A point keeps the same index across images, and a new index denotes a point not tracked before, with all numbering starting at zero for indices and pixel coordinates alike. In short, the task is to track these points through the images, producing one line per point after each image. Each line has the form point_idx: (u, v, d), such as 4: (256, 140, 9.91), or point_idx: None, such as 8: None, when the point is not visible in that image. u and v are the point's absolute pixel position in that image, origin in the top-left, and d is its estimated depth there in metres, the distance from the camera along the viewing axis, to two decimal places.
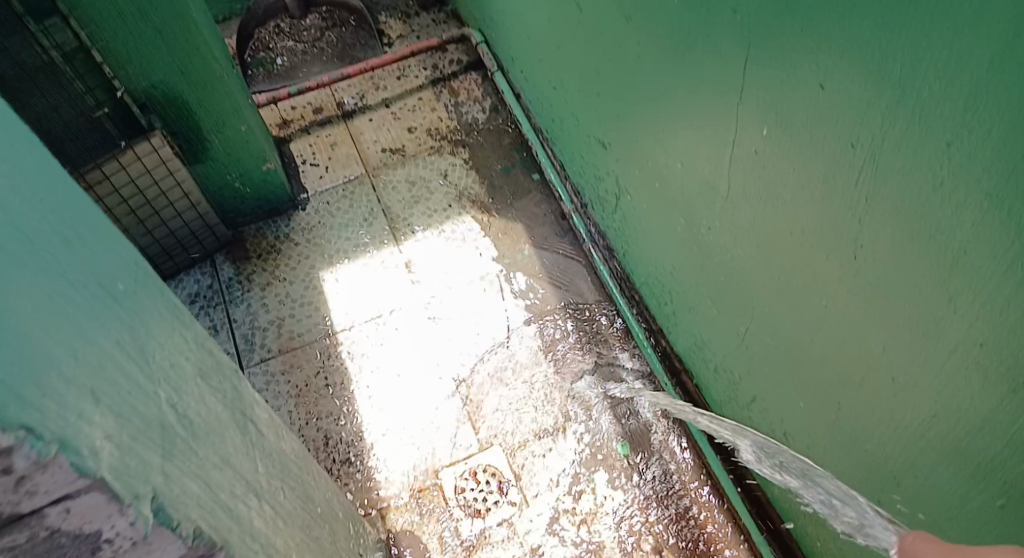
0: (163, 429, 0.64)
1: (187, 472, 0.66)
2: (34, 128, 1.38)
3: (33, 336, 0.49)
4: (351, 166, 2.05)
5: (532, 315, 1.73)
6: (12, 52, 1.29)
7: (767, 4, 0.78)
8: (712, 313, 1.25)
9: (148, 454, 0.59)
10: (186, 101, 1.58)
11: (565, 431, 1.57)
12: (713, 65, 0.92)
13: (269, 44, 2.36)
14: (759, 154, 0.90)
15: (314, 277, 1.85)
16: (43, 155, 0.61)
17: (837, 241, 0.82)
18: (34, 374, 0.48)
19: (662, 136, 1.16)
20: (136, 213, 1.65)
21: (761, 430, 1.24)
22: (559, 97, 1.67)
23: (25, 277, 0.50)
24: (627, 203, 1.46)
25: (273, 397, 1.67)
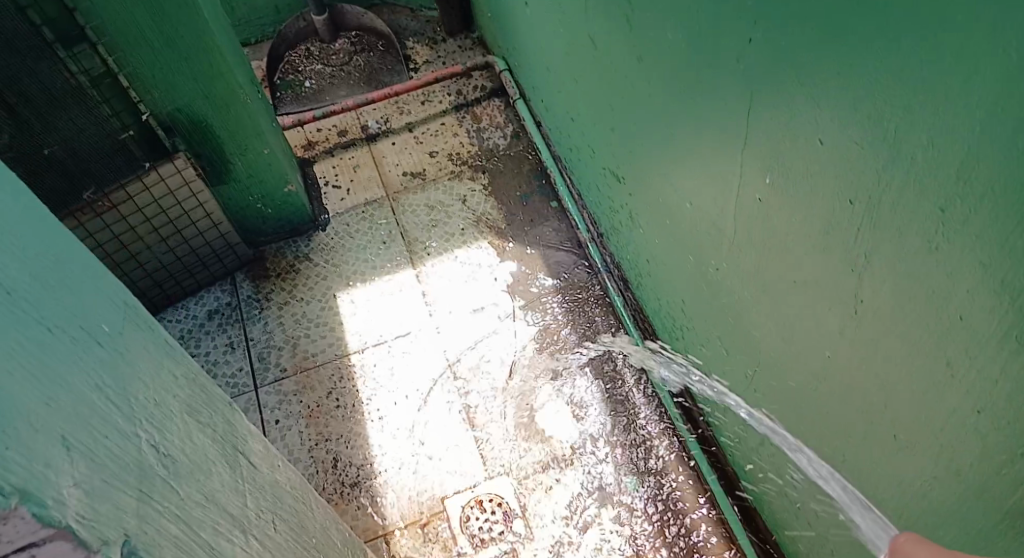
0: (142, 472, 0.60)
1: (190, 499, 0.67)
2: (61, 149, 1.47)
3: (10, 375, 0.47)
4: (372, 189, 2.12)
5: (544, 342, 1.78)
6: (42, 77, 1.37)
7: (767, 59, 0.82)
8: (721, 352, 1.29)
9: (123, 498, 0.56)
10: (210, 124, 1.67)
11: (572, 463, 1.60)
12: (720, 111, 0.97)
13: (299, 67, 2.46)
14: (763, 201, 0.93)
15: (330, 297, 1.90)
16: (29, 195, 0.57)
17: (837, 295, 0.84)
18: (14, 414, 0.46)
19: (673, 175, 1.21)
20: (159, 231, 1.74)
21: (769, 470, 1.27)
22: (576, 128, 1.73)
23: (63, 295, 0.57)
24: (640, 235, 1.52)
25: (284, 416, 1.72)
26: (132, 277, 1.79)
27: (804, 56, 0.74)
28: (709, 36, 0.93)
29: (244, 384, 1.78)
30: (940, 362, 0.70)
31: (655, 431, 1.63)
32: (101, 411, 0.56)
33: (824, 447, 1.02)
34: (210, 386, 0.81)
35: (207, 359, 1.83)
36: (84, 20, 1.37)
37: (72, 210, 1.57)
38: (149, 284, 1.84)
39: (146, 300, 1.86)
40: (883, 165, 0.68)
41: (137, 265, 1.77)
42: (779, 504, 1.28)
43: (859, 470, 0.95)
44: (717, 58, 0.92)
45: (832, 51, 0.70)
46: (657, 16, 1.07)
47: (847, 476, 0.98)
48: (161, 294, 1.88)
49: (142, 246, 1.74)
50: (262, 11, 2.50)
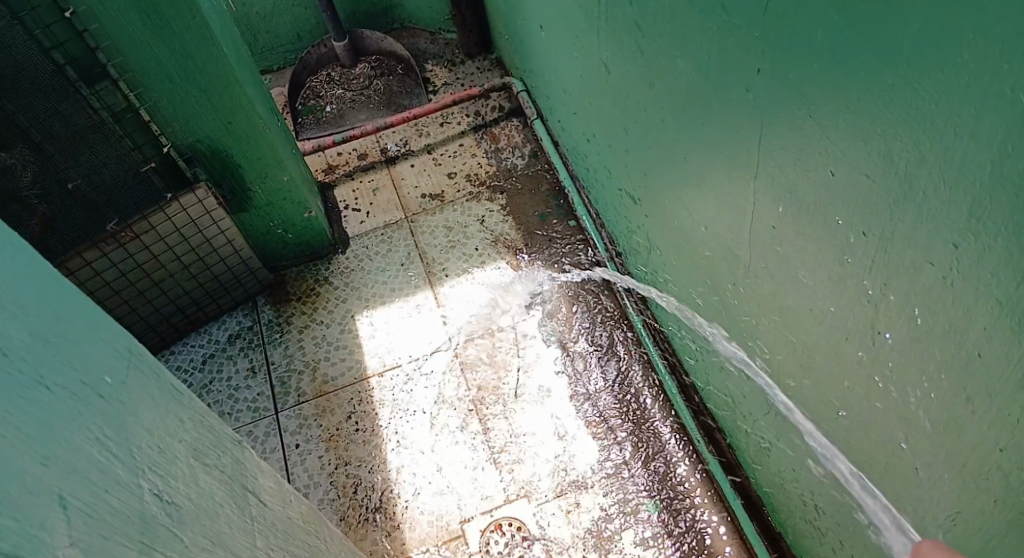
0: (144, 524, 0.60)
1: (195, 544, 0.67)
2: (84, 184, 1.50)
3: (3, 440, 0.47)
4: (391, 211, 2.13)
5: (563, 363, 1.76)
6: (65, 114, 1.41)
7: (774, 86, 0.80)
8: (741, 377, 1.26)
9: (122, 552, 0.56)
10: (231, 154, 1.68)
11: (592, 487, 1.57)
12: (731, 138, 0.95)
13: (320, 92, 2.49)
14: (776, 229, 0.91)
15: (349, 320, 1.91)
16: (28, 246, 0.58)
17: (853, 328, 0.81)
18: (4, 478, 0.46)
19: (687, 199, 1.19)
20: (181, 259, 1.77)
21: (793, 499, 1.23)
22: (592, 149, 1.72)
23: (66, 350, 0.58)
24: (657, 256, 1.50)
25: (304, 440, 1.72)
26: (156, 304, 1.81)
27: (812, 86, 0.73)
28: (718, 64, 0.92)
29: (266, 408, 1.79)
30: (957, 397, 0.67)
31: (676, 454, 1.60)
32: (102, 465, 0.57)
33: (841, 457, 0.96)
34: (219, 426, 0.81)
35: (229, 384, 1.84)
36: (105, 57, 1.40)
37: (96, 241, 1.59)
38: (173, 310, 1.86)
39: (169, 326, 1.89)
40: (893, 197, 0.66)
41: (160, 293, 1.80)
42: (804, 533, 1.24)
43: (878, 490, 0.90)
44: (727, 86, 0.91)
45: (839, 82, 0.68)
46: (667, 42, 1.06)
47: (863, 486, 0.92)
48: (184, 318, 1.90)
49: (165, 273, 1.77)
50: (284, 39, 2.54)
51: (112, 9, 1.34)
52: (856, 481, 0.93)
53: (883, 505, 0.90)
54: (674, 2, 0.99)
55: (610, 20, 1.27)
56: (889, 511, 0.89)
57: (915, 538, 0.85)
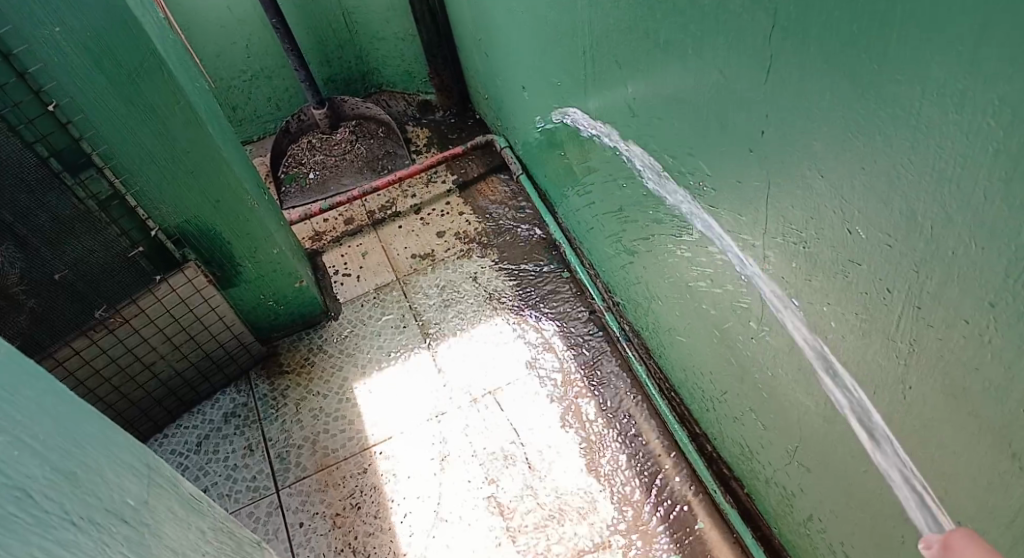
0: None
1: None
2: (71, 273, 1.46)
3: None
4: (382, 273, 2.10)
5: (568, 420, 1.72)
6: (50, 206, 1.37)
7: (778, 148, 0.81)
8: (757, 426, 1.24)
9: None
10: (218, 232, 1.66)
11: (610, 546, 1.53)
12: (733, 194, 0.95)
13: (302, 159, 2.48)
14: (789, 283, 0.90)
15: (346, 389, 1.86)
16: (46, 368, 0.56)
17: (878, 380, 0.80)
18: None
19: (688, 252, 1.20)
20: (172, 340, 1.72)
21: (823, 550, 1.20)
22: (584, 201, 1.72)
23: (90, 478, 0.55)
24: (659, 307, 1.49)
25: (308, 518, 1.66)
26: (148, 388, 1.76)
27: (821, 148, 0.75)
28: (717, 124, 0.93)
29: (266, 487, 1.72)
30: (1001, 453, 0.67)
31: (693, 506, 1.56)
32: None
33: (872, 424, 0.85)
34: (240, 531, 0.78)
35: (226, 465, 1.77)
36: (90, 146, 1.38)
37: (84, 329, 1.54)
38: (164, 393, 1.80)
39: (161, 409, 1.82)
40: (920, 253, 0.67)
41: (151, 377, 1.74)
42: None
43: (905, 464, 0.82)
44: (728, 146, 0.93)
45: (853, 145, 0.70)
46: (659, 104, 1.08)
47: (891, 459, 0.84)
48: (176, 401, 1.84)
49: (156, 356, 1.72)
50: (261, 110, 2.55)
51: (98, 100, 1.34)
52: (883, 450, 0.85)
53: (908, 484, 0.83)
54: (666, 66, 1.01)
55: (596, 81, 1.29)
56: (917, 493, 0.82)
57: (946, 524, 0.79)
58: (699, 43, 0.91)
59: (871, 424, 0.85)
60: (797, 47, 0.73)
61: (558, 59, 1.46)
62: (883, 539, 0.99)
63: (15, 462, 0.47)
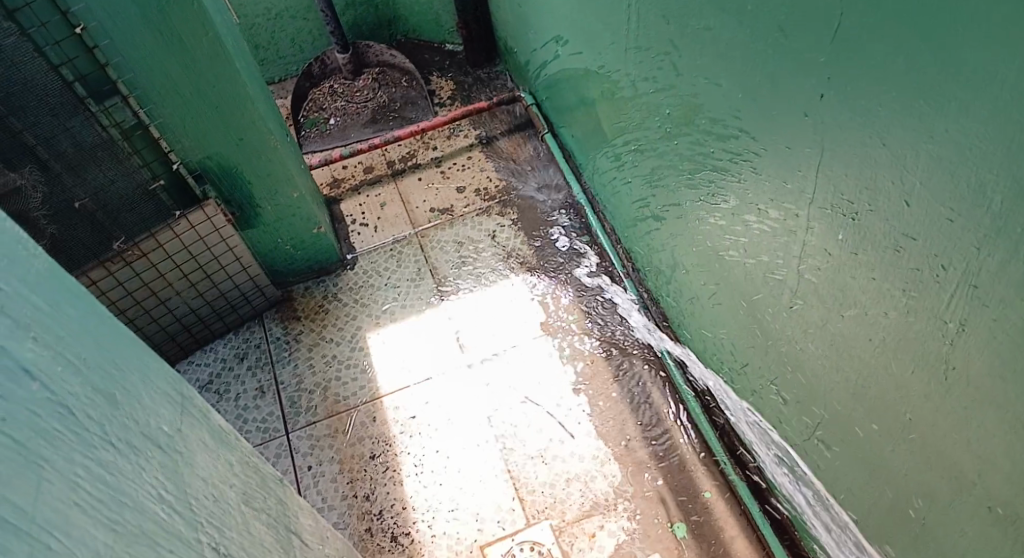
0: None
1: None
2: (91, 202, 1.44)
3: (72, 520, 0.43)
4: (400, 225, 2.08)
5: (581, 383, 1.72)
6: (73, 132, 1.34)
7: (838, 117, 0.81)
8: (776, 400, 1.24)
9: None
10: (241, 171, 1.64)
11: (616, 508, 1.54)
12: (780, 161, 0.95)
13: (323, 105, 2.42)
14: (832, 255, 0.91)
15: (361, 338, 1.86)
16: None
17: (918, 360, 0.83)
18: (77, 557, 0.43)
19: (721, 222, 1.18)
20: (188, 277, 1.71)
21: (832, 525, 1.20)
22: (612, 164, 1.69)
23: (127, 401, 0.53)
24: (682, 275, 1.47)
25: (316, 462, 1.67)
26: (161, 323, 1.75)
27: (887, 117, 0.74)
28: (770, 87, 0.92)
29: (276, 429, 1.72)
30: None
31: (701, 475, 1.57)
32: (165, 525, 0.53)
33: (879, 394, 0.93)
34: (265, 466, 0.77)
35: (237, 403, 1.78)
36: (115, 74, 1.34)
37: (102, 260, 1.53)
38: (177, 329, 1.79)
39: (174, 344, 1.82)
40: (983, 231, 0.68)
41: (165, 312, 1.73)
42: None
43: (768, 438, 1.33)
44: (778, 112, 0.92)
45: (919, 115, 0.70)
46: (707, 64, 1.05)
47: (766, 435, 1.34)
48: (188, 337, 1.83)
49: (171, 292, 1.70)
50: (284, 52, 2.51)
51: (127, 27, 1.30)
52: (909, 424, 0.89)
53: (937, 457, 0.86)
54: (719, 23, 0.98)
55: (639, 38, 1.26)
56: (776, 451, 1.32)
57: (969, 498, 0.83)
58: (759, 2, 0.88)
59: (906, 400, 0.87)
60: (870, 7, 0.71)
61: (598, 14, 1.42)
62: (897, 518, 1.00)
63: (59, 378, 0.46)
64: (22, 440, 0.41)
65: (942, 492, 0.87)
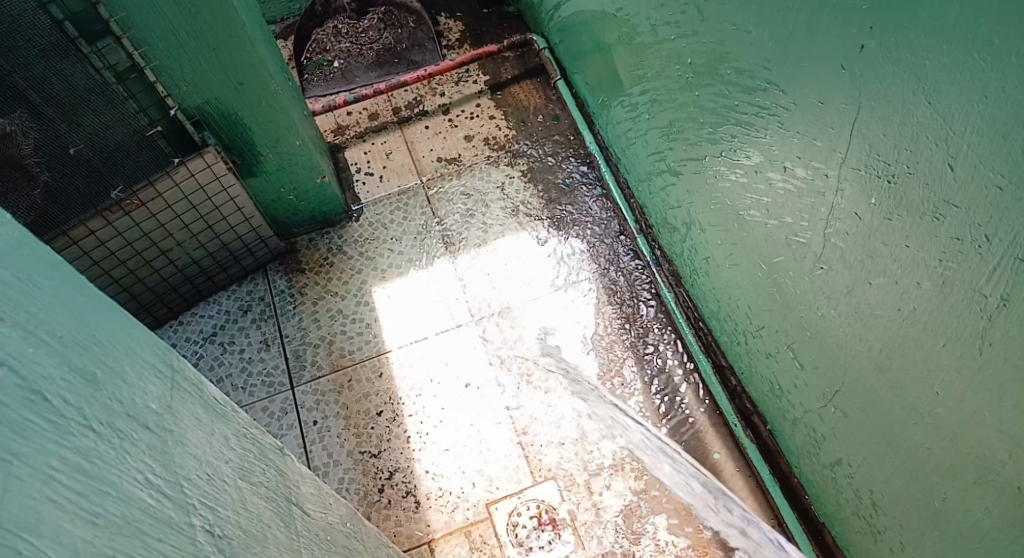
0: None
1: None
2: (87, 148, 1.38)
3: (44, 516, 0.40)
4: (405, 175, 2.02)
5: (590, 341, 1.69)
6: (65, 75, 1.27)
7: (879, 72, 0.75)
8: (792, 365, 1.20)
9: None
10: (241, 118, 1.57)
11: (623, 467, 1.52)
12: (811, 117, 0.88)
13: (326, 46, 2.33)
14: (862, 220, 0.86)
15: (365, 292, 1.82)
16: None
17: (949, 331, 0.79)
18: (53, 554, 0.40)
19: (742, 180, 1.12)
20: (189, 228, 1.66)
21: (846, 495, 1.18)
22: (627, 114, 1.62)
23: (111, 381, 0.49)
24: (698, 234, 1.42)
25: (321, 416, 1.65)
26: (163, 275, 1.71)
27: (935, 72, 0.69)
28: (805, 36, 0.85)
29: (281, 383, 1.71)
30: None
31: (711, 437, 1.56)
32: (153, 511, 0.50)
33: (904, 365, 0.89)
34: (264, 436, 0.74)
35: (242, 356, 1.76)
36: (108, 13, 1.26)
37: (100, 209, 1.48)
38: (179, 280, 1.76)
39: (176, 296, 1.79)
40: None
41: (167, 263, 1.69)
42: (855, 528, 1.20)
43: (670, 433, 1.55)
44: (813, 64, 0.85)
45: (973, 72, 0.65)
46: (737, 9, 0.98)
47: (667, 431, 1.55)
48: (191, 289, 1.80)
49: (172, 242, 1.66)
50: None
51: None
52: (934, 397, 0.85)
53: (964, 435, 0.82)
54: None
55: None
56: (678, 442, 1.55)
57: (995, 476, 0.80)
58: None
59: (935, 373, 0.83)
60: None
61: None
62: (916, 492, 0.97)
63: (31, 361, 0.42)
64: None
65: (964, 467, 0.84)
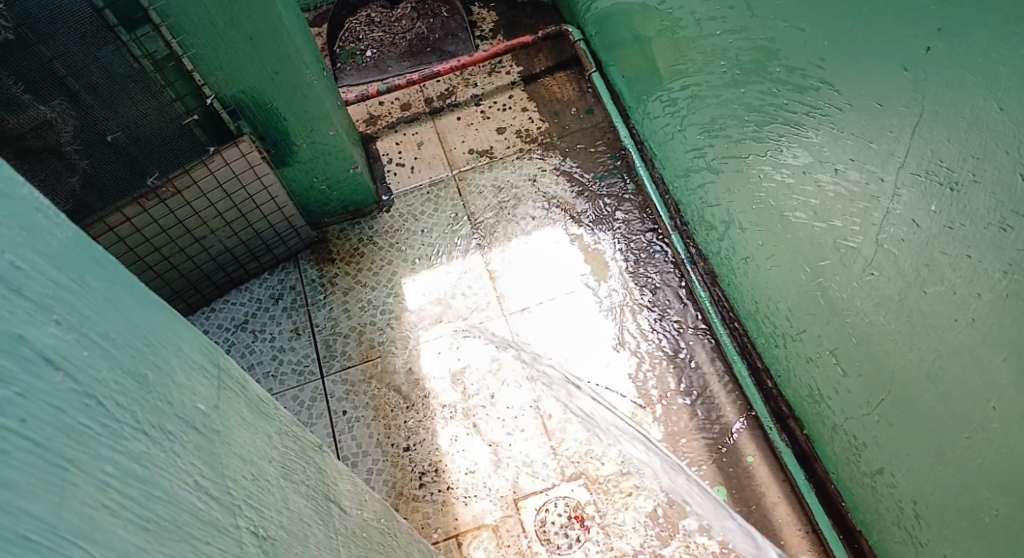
0: None
1: None
2: (124, 136, 1.38)
3: (98, 524, 0.40)
4: (437, 167, 2.01)
5: (621, 339, 1.67)
6: (104, 62, 1.26)
7: (947, 73, 0.72)
8: (834, 370, 1.17)
9: None
10: (276, 107, 1.57)
11: (653, 468, 1.50)
12: (867, 119, 0.85)
13: (359, 35, 2.31)
14: (920, 226, 0.83)
15: (395, 284, 1.82)
16: None
17: (1011, 344, 0.76)
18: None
19: (788, 180, 1.09)
20: (223, 216, 1.66)
21: (886, 504, 1.16)
22: (666, 108, 1.59)
23: (160, 381, 0.48)
24: (737, 233, 1.39)
25: (351, 407, 1.65)
26: (196, 262, 1.72)
27: (1010, 75, 0.66)
28: (865, 33, 0.82)
29: (311, 372, 1.71)
30: None
31: (743, 438, 1.53)
32: (201, 515, 0.49)
33: (959, 376, 0.86)
34: (305, 433, 0.74)
35: (273, 344, 1.76)
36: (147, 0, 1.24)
37: (136, 196, 1.48)
38: (212, 268, 1.76)
39: (209, 284, 1.79)
40: None
41: (200, 250, 1.70)
42: (894, 538, 1.17)
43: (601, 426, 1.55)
44: (872, 64, 0.82)
45: None
46: (791, 5, 0.95)
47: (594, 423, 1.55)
48: (224, 277, 1.81)
49: (206, 230, 1.67)
50: None
51: None
52: (991, 411, 0.82)
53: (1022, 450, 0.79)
54: None
55: None
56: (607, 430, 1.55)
57: None
58: None
59: (994, 386, 0.80)
60: None
61: None
62: (965, 506, 0.94)
63: (85, 364, 0.41)
64: (41, 441, 0.37)
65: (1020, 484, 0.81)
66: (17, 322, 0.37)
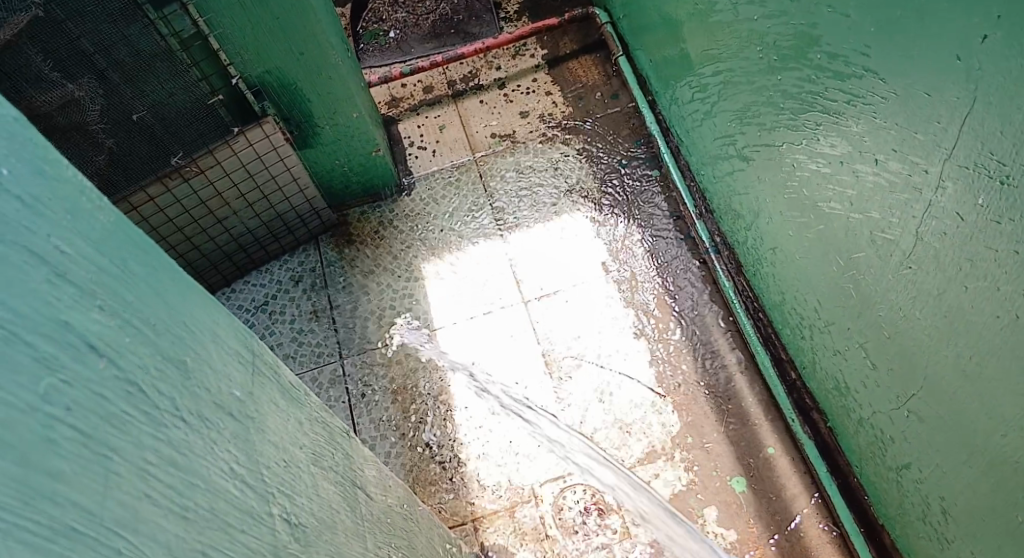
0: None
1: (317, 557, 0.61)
2: (150, 115, 1.37)
3: (141, 514, 0.39)
4: (459, 150, 1.99)
5: (642, 328, 1.65)
6: (131, 40, 1.25)
7: (1005, 63, 0.70)
8: (863, 365, 1.15)
9: None
10: (300, 88, 1.56)
11: (672, 459, 1.49)
12: (913, 109, 0.83)
13: (382, 15, 2.30)
14: (964, 221, 0.81)
15: (415, 268, 1.81)
16: None
17: None
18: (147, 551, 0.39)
19: (824, 171, 1.07)
20: (245, 196, 1.66)
21: (913, 501, 1.14)
22: (695, 94, 1.57)
23: (199, 367, 0.48)
24: (766, 222, 1.37)
25: (370, 391, 1.65)
26: (218, 243, 1.72)
27: None
28: (916, 20, 0.79)
29: (330, 354, 1.71)
30: None
31: (764, 430, 1.51)
32: (237, 503, 0.49)
33: (999, 374, 0.83)
34: (334, 419, 0.73)
35: (292, 326, 1.77)
36: None
37: (160, 176, 1.48)
38: (233, 249, 1.76)
39: (230, 264, 1.80)
40: None
41: (222, 231, 1.70)
42: (919, 535, 1.15)
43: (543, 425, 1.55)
44: (921, 52, 0.80)
45: None
46: None
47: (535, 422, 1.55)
48: (245, 258, 1.81)
49: (228, 211, 1.66)
50: None
51: None
52: None
53: None
54: None
55: None
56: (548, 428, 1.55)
57: None
58: None
59: None
60: None
61: None
62: (995, 505, 0.92)
63: (128, 351, 0.40)
64: (86, 430, 0.37)
65: None
66: (64, 308, 0.36)
